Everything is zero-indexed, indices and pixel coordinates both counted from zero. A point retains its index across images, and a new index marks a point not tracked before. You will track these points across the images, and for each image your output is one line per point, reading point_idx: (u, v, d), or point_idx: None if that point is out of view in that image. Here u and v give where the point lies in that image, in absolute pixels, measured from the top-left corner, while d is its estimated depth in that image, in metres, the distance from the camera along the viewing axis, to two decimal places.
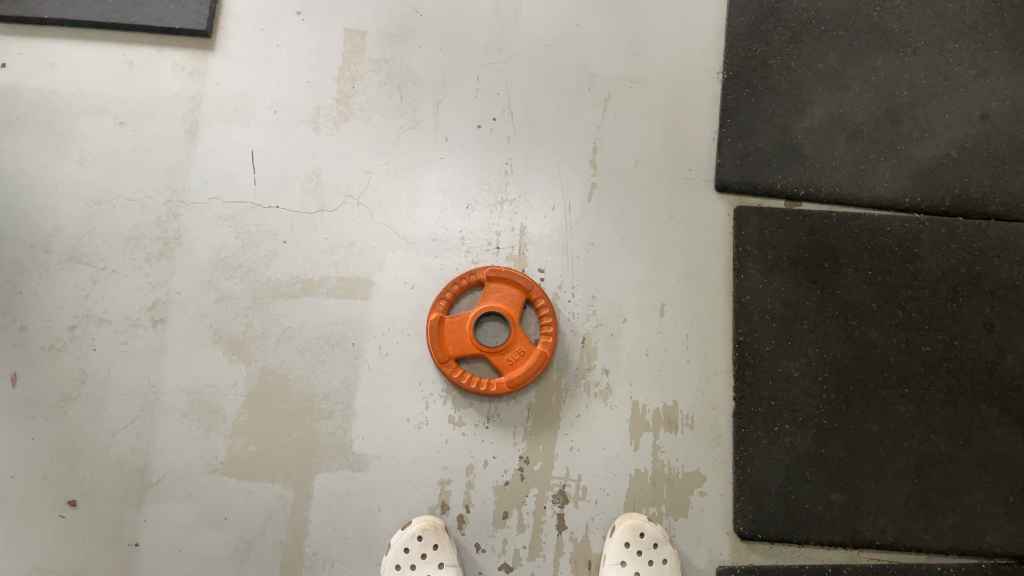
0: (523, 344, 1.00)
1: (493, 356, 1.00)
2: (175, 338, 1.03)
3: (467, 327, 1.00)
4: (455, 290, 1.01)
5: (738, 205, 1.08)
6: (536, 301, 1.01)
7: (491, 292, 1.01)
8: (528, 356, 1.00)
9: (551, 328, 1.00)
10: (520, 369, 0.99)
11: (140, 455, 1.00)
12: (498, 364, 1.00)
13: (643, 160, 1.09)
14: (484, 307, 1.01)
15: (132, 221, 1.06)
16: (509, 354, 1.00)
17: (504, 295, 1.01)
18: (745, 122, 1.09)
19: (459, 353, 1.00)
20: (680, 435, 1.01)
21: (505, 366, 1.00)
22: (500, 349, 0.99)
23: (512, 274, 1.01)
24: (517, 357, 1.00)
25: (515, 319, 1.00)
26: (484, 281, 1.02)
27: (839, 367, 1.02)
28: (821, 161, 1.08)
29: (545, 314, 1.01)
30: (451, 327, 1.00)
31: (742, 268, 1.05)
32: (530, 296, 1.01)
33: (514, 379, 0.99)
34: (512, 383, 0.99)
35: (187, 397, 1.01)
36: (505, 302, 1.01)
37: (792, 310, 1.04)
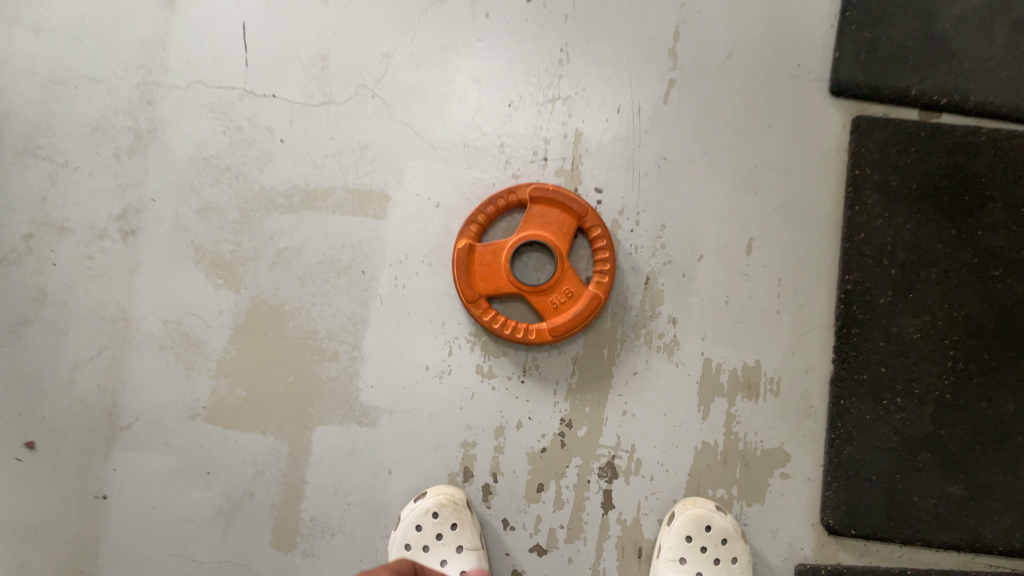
0: (572, 283, 0.80)
1: (534, 298, 0.80)
2: (150, 254, 0.85)
3: (504, 259, 0.80)
4: (490, 212, 0.81)
5: (859, 113, 0.84)
6: (592, 230, 0.80)
7: (534, 216, 0.80)
8: (578, 298, 0.80)
9: (608, 264, 0.80)
10: (567, 314, 0.80)
11: (109, 394, 0.84)
12: (540, 307, 0.80)
13: (738, 51, 0.84)
14: (525, 235, 0.80)
15: (98, 107, 0.86)
16: (554, 295, 0.80)
17: (550, 220, 0.80)
18: (876, 4, 0.83)
19: (492, 292, 0.80)
20: (762, 404, 0.82)
21: (549, 309, 0.80)
22: (545, 288, 0.80)
23: (562, 195, 0.79)
24: (564, 299, 0.80)
25: (564, 252, 0.80)
26: (526, 201, 0.81)
27: (973, 330, 0.81)
28: (973, 60, 0.83)
29: (602, 247, 0.80)
30: (483, 259, 0.80)
31: (857, 197, 0.82)
32: (584, 223, 0.80)
33: (560, 328, 0.79)
34: (557, 331, 0.79)
35: (163, 327, 0.84)
36: (551, 230, 0.80)
37: (918, 254, 0.81)
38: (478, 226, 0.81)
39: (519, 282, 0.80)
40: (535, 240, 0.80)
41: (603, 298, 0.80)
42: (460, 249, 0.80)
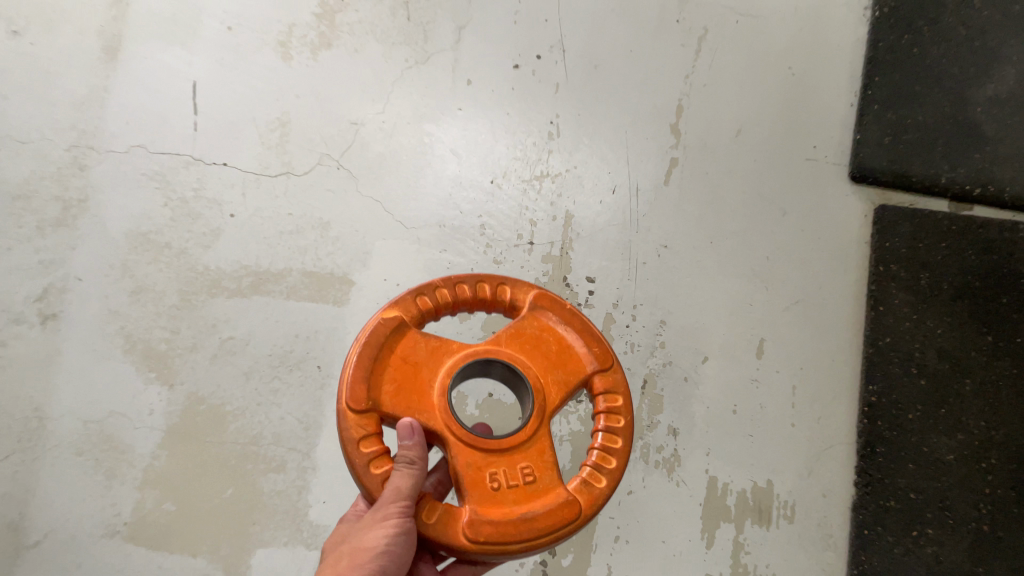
0: (540, 464, 0.43)
1: (466, 458, 0.42)
2: (71, 342, 0.73)
3: (445, 368, 0.44)
4: (455, 291, 0.47)
5: (882, 202, 0.74)
6: (607, 394, 0.46)
7: (522, 330, 0.47)
8: (543, 493, 0.43)
9: (612, 462, 0.44)
10: (509, 513, 0.42)
11: (13, 505, 0.71)
12: (470, 483, 0.42)
13: (748, 129, 0.76)
14: (492, 349, 0.45)
15: (20, 173, 0.75)
16: (503, 469, 0.43)
17: (545, 351, 0.47)
18: (901, 82, 0.75)
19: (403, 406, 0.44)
20: (776, 531, 0.70)
21: (483, 493, 0.42)
22: (498, 446, 0.43)
23: (578, 319, 0.48)
24: (517, 485, 0.42)
25: (551, 404, 0.45)
26: (517, 305, 0.48)
27: (1011, 451, 0.71)
28: (1007, 148, 0.74)
29: (614, 430, 0.45)
30: (409, 351, 0.45)
31: (882, 295, 0.73)
32: (595, 380, 0.47)
33: (490, 525, 0.41)
34: (483, 532, 0.41)
35: (83, 428, 0.72)
36: (538, 358, 0.46)
37: (948, 363, 0.72)
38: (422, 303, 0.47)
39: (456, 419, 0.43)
40: (507, 362, 0.45)
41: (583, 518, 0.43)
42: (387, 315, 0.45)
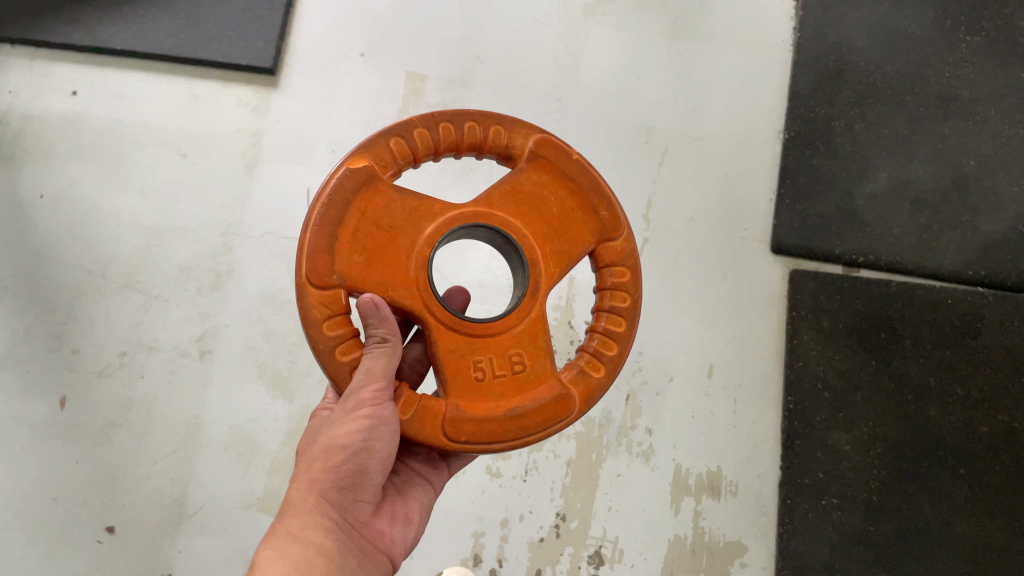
0: (528, 346, 0.61)
1: (448, 345, 0.60)
2: (222, 370, 1.04)
3: (425, 233, 0.60)
4: (441, 132, 0.63)
5: (795, 267, 1.05)
6: (612, 265, 0.65)
7: (513, 198, 0.63)
8: (532, 381, 0.62)
9: (619, 331, 0.64)
10: (503, 406, 0.60)
11: (179, 485, 1.00)
12: (457, 369, 0.60)
13: (697, 218, 1.06)
14: (474, 216, 0.61)
15: (186, 252, 1.07)
16: (490, 359, 0.60)
17: (546, 210, 0.63)
18: (805, 184, 1.07)
19: (380, 265, 0.59)
20: (724, 502, 0.98)
21: (464, 383, 0.60)
22: (478, 333, 0.60)
23: (566, 181, 0.65)
24: (500, 377, 0.60)
25: (545, 279, 0.62)
26: (512, 147, 0.65)
27: (892, 443, 0.99)
28: (882, 228, 1.05)
29: (616, 301, 0.65)
30: (393, 218, 0.60)
31: (796, 333, 1.02)
32: (604, 253, 0.65)
33: (473, 424, 0.59)
34: (464, 432, 0.59)
35: (229, 430, 1.02)
36: (520, 221, 0.62)
37: (845, 380, 1.01)
38: (402, 150, 0.62)
39: (434, 295, 0.59)
40: (493, 224, 0.61)
41: (579, 404, 0.63)
42: (359, 165, 0.60)
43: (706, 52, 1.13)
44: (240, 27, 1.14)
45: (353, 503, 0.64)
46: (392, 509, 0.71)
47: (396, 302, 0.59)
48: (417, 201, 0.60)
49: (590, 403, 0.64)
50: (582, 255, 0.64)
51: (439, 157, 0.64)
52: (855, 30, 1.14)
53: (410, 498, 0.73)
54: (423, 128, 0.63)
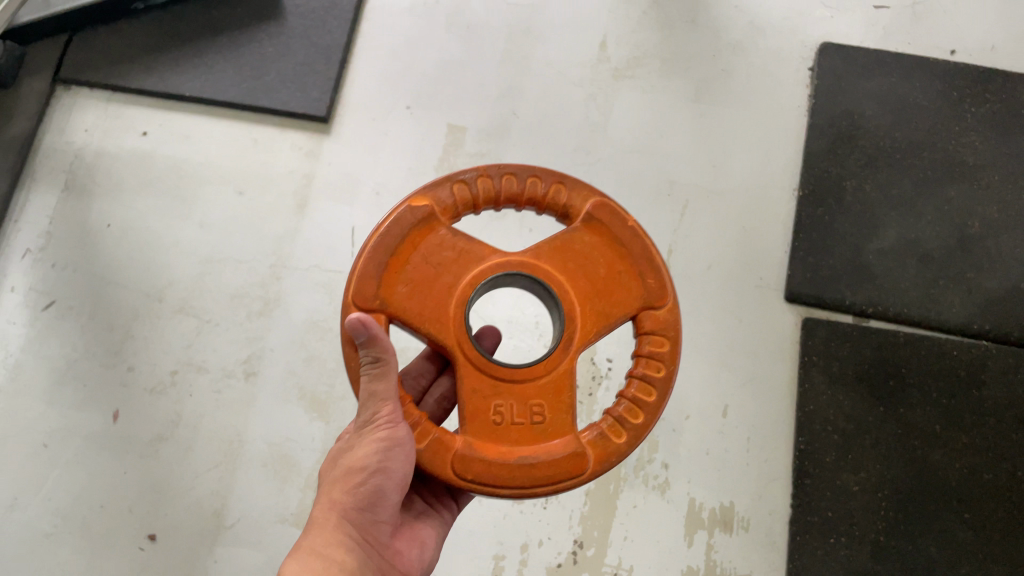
0: (549, 398, 0.68)
1: (472, 384, 0.67)
2: (264, 391, 1.10)
3: (470, 277, 0.69)
4: (503, 181, 0.72)
5: (807, 315, 1.11)
6: (652, 333, 0.71)
7: (559, 252, 0.70)
8: (546, 433, 0.67)
9: (647, 401, 0.69)
10: (514, 453, 0.66)
11: (218, 498, 1.06)
12: (477, 410, 0.67)
13: (715, 266, 1.12)
14: (519, 267, 0.69)
15: (238, 280, 1.15)
16: (510, 405, 0.67)
17: (593, 270, 0.70)
18: (818, 238, 1.14)
19: (423, 297, 0.68)
20: (735, 536, 1.02)
21: (481, 426, 0.67)
22: (503, 379, 0.67)
23: (619, 245, 0.71)
24: (518, 425, 0.67)
25: (577, 335, 0.69)
26: (570, 208, 0.73)
27: (899, 486, 1.04)
28: (891, 281, 1.12)
29: (650, 370, 0.70)
30: (444, 259, 0.69)
31: (807, 377, 1.07)
32: (647, 320, 0.71)
33: (481, 466, 0.66)
34: (472, 471, 0.66)
35: (268, 447, 1.07)
36: (563, 278, 0.70)
37: (854, 424, 1.06)
38: (462, 195, 0.71)
39: (465, 332, 0.67)
40: (535, 275, 0.69)
41: (591, 469, 0.68)
42: (418, 205, 0.70)
43: (726, 115, 1.22)
44: (299, 79, 1.24)
45: (373, 526, 0.73)
46: (409, 536, 0.80)
47: (428, 334, 0.68)
48: (466, 244, 0.69)
49: (604, 466, 0.69)
50: (623, 321, 0.71)
51: (500, 206, 0.73)
52: (866, 98, 1.22)
53: (421, 528, 0.82)
54: (485, 177, 0.72)
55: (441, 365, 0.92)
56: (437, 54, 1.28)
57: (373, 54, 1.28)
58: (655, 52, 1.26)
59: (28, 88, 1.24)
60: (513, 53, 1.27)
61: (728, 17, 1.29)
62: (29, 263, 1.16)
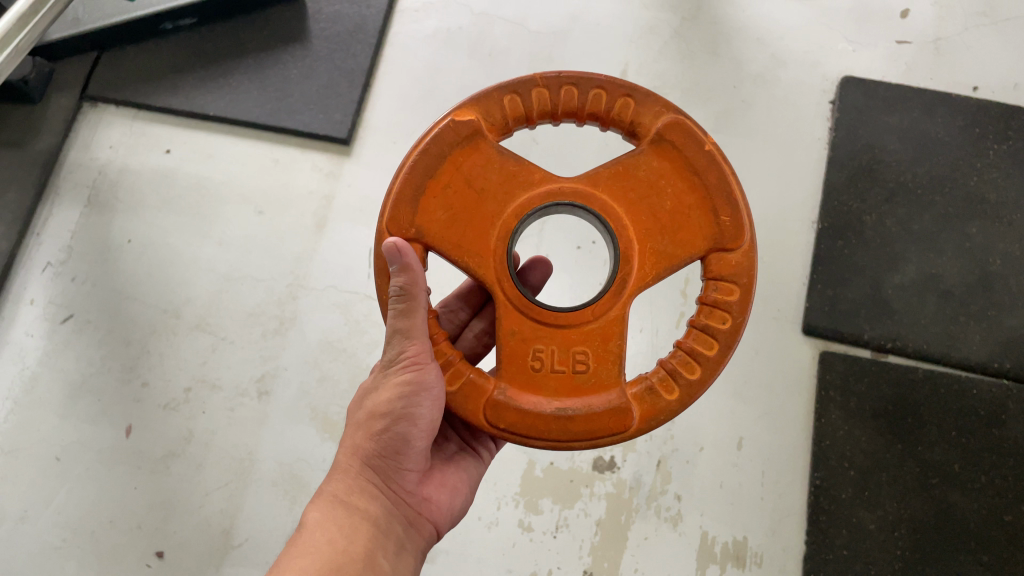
0: (594, 345, 0.66)
1: (511, 325, 0.66)
2: (276, 410, 1.10)
3: (518, 206, 0.67)
4: (562, 94, 0.70)
5: (825, 348, 1.09)
6: (720, 279, 0.68)
7: (619, 182, 0.68)
8: (588, 384, 0.66)
9: (706, 355, 0.67)
10: (552, 402, 0.66)
11: (227, 517, 1.05)
12: (517, 353, 0.66)
13: None
14: (573, 198, 0.67)
15: (255, 299, 1.16)
16: (551, 351, 0.66)
17: (657, 203, 0.68)
18: (836, 271, 1.13)
19: (463, 224, 0.67)
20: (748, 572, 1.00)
21: (520, 372, 0.66)
22: (546, 323, 0.66)
23: (688, 173, 0.68)
24: (559, 371, 0.66)
25: (631, 277, 0.67)
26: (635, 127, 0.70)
27: (916, 524, 1.02)
28: (910, 317, 1.10)
29: (713, 321, 0.68)
30: (492, 182, 0.68)
31: (824, 412, 1.06)
32: (714, 261, 0.68)
33: (515, 415, 0.65)
34: (504, 420, 0.65)
35: (278, 467, 1.07)
36: (621, 212, 0.67)
37: (870, 461, 1.05)
38: (514, 109, 0.70)
39: (506, 269, 0.67)
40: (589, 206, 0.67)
41: (636, 425, 0.67)
42: (465, 119, 0.68)
43: (747, 145, 1.22)
44: (322, 102, 1.26)
45: (398, 471, 0.75)
46: (440, 479, 0.81)
47: (466, 265, 0.67)
48: (517, 167, 0.68)
49: (651, 424, 0.67)
50: (688, 262, 0.68)
51: (559, 119, 0.71)
52: (888, 133, 1.22)
53: (452, 472, 0.83)
54: (543, 88, 0.70)
55: (477, 304, 0.95)
56: (459, 79, 1.29)
57: (395, 79, 1.29)
58: (676, 82, 1.27)
59: (56, 104, 1.26)
60: None
61: (749, 50, 1.30)
62: (49, 277, 1.18)
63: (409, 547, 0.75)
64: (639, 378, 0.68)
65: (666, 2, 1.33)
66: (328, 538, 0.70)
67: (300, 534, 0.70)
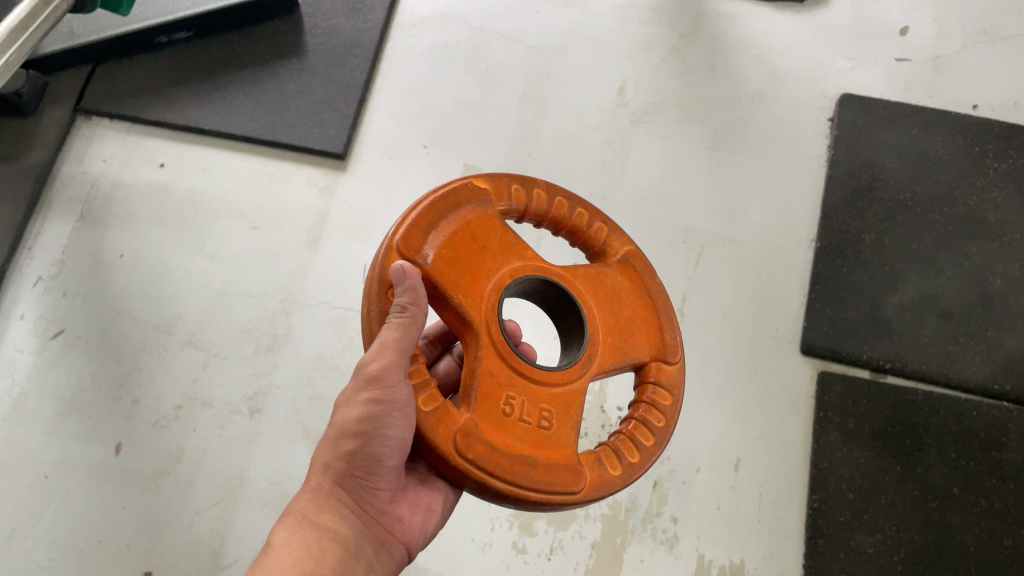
0: (561, 408, 0.62)
1: (489, 368, 0.61)
2: (268, 429, 1.08)
3: (508, 266, 0.65)
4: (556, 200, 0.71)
5: (823, 368, 1.08)
6: (658, 385, 0.68)
7: (592, 278, 0.68)
8: (549, 442, 0.61)
9: (646, 445, 0.64)
10: (517, 447, 0.59)
11: (217, 537, 1.03)
12: (489, 391, 0.60)
13: (730, 315, 1.11)
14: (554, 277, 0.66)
15: (248, 315, 1.14)
16: (522, 400, 0.61)
17: (619, 307, 0.68)
18: (835, 291, 1.12)
19: (461, 265, 0.63)
20: None
21: (491, 410, 0.59)
22: (523, 373, 0.61)
23: (644, 298, 0.71)
24: (527, 421, 0.60)
25: (596, 359, 0.65)
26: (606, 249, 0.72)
27: (916, 549, 1.00)
28: (909, 337, 1.09)
29: (651, 421, 0.65)
30: (492, 240, 0.65)
31: (822, 433, 1.05)
32: (654, 370, 0.68)
33: (484, 450, 0.57)
34: (473, 450, 0.57)
35: (269, 486, 1.05)
36: (593, 303, 0.67)
37: (869, 482, 1.03)
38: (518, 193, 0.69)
39: (495, 319, 0.62)
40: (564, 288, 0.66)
41: (585, 494, 0.61)
42: (481, 184, 0.67)
43: (744, 163, 1.21)
44: (317, 116, 1.25)
45: (369, 491, 0.70)
46: (413, 499, 0.76)
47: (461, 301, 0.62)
48: (514, 238, 0.67)
49: (595, 498, 0.62)
50: (636, 364, 0.68)
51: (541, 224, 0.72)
52: (887, 150, 1.21)
53: (426, 492, 0.78)
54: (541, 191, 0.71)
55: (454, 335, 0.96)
56: (455, 94, 1.28)
57: (391, 94, 1.29)
58: (674, 98, 1.26)
59: (50, 118, 1.26)
60: (532, 95, 1.27)
61: (748, 66, 1.29)
62: (40, 292, 1.16)
63: (379, 568, 0.71)
64: (591, 456, 0.63)
65: (663, 19, 1.33)
66: (296, 558, 0.64)
67: (266, 552, 0.65)
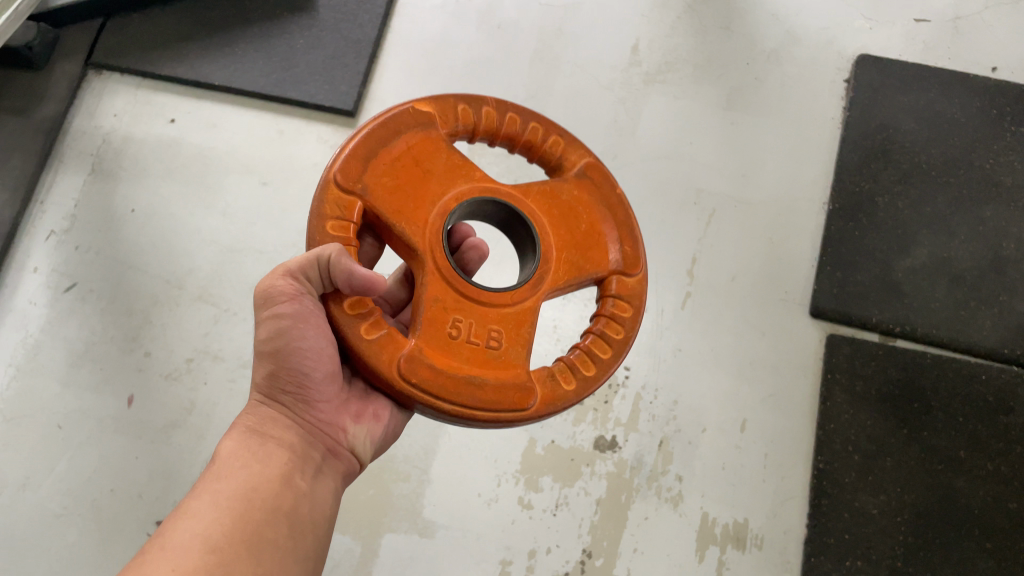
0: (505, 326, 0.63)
1: (434, 293, 0.62)
2: None
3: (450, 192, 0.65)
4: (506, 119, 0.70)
5: (832, 331, 1.08)
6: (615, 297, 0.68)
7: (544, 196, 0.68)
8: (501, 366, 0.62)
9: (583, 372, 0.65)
10: (463, 369, 0.61)
11: None
12: (434, 313, 0.61)
13: (740, 277, 1.11)
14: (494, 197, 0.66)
15: (258, 271, 1.15)
16: (469, 322, 0.62)
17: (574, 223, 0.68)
18: (846, 255, 1.12)
19: (405, 192, 0.63)
20: (747, 554, 0.98)
21: (434, 335, 0.61)
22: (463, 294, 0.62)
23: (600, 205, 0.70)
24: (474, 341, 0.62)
25: (550, 276, 0.66)
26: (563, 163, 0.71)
27: (920, 510, 1.00)
28: (921, 301, 1.09)
29: (615, 329, 0.67)
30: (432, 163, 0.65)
31: (829, 395, 1.05)
32: (613, 280, 0.68)
33: (430, 374, 0.59)
34: (417, 374, 0.59)
35: None
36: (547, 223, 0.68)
37: (875, 445, 1.03)
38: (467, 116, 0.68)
39: (441, 248, 0.63)
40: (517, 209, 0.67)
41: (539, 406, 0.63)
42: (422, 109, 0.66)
43: (758, 124, 1.20)
44: (327, 72, 1.24)
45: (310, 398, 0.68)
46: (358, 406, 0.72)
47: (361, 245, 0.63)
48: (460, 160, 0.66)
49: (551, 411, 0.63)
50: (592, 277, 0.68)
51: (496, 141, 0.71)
52: (903, 113, 1.19)
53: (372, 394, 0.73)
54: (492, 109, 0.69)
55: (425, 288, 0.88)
56: (466, 51, 1.27)
57: (402, 51, 1.28)
58: (688, 57, 1.25)
59: (60, 71, 1.25)
60: (544, 52, 1.26)
61: (764, 24, 1.27)
62: (53, 245, 1.17)
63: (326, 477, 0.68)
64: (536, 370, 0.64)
65: None
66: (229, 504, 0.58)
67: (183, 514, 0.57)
